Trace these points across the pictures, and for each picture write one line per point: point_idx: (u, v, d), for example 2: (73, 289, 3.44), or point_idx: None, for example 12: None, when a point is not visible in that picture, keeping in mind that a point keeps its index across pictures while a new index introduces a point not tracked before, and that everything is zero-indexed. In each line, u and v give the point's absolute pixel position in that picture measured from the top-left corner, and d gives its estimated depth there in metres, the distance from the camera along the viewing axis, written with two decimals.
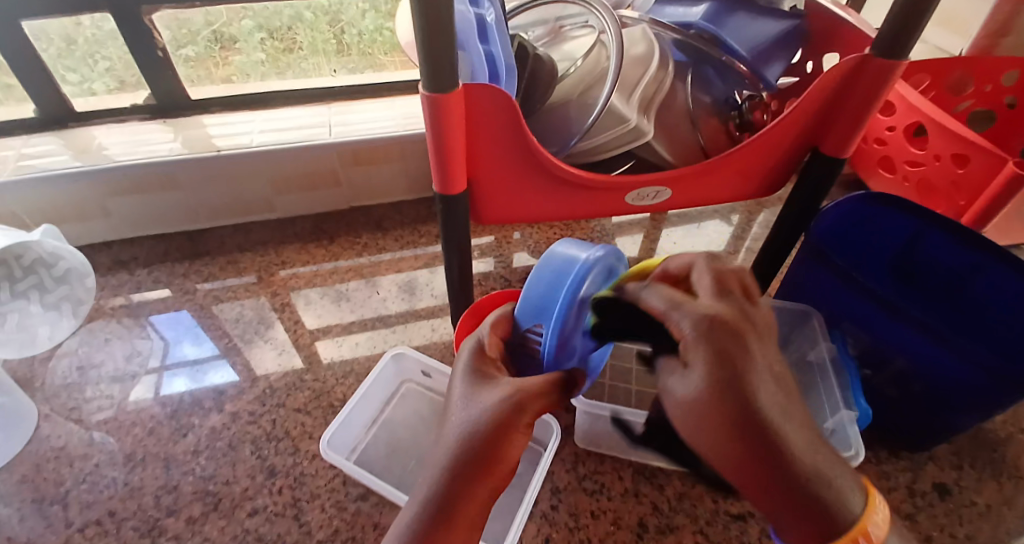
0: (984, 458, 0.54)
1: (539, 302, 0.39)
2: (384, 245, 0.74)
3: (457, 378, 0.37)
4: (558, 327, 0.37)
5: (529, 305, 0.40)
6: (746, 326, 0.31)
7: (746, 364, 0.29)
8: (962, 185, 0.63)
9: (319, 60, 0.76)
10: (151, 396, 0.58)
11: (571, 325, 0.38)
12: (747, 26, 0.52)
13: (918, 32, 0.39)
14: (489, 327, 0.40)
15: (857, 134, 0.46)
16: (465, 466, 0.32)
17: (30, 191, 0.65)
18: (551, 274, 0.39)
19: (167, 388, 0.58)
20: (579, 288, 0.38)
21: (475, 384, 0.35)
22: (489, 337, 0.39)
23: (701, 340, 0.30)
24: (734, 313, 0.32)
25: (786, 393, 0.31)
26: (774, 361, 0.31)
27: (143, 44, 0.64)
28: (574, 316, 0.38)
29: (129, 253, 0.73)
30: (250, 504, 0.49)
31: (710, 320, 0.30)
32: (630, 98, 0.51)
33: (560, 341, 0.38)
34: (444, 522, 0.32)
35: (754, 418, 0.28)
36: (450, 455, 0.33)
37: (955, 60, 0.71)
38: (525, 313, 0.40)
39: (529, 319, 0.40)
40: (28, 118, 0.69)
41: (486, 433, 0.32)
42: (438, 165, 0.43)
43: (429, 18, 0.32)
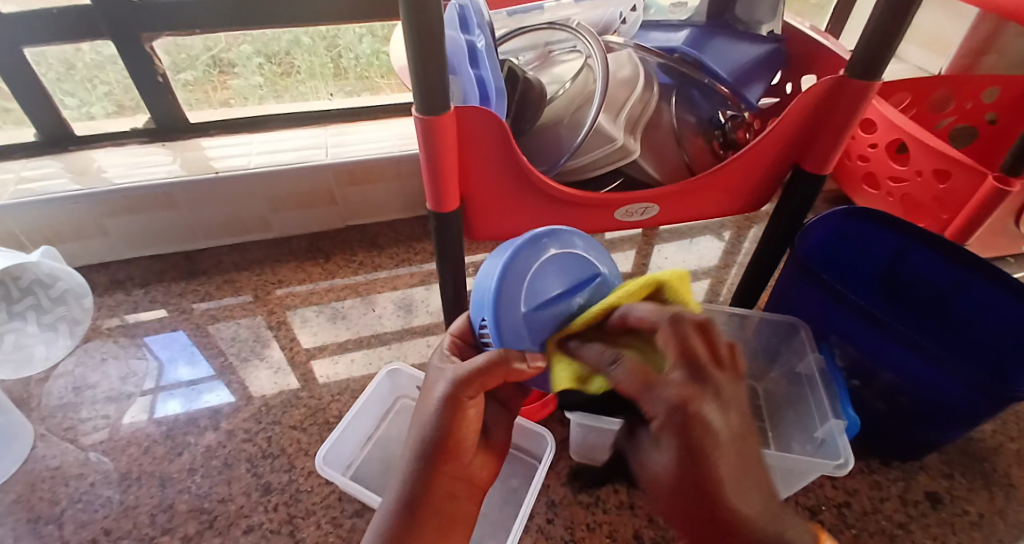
0: (974, 466, 0.54)
1: (479, 297, 0.39)
2: (380, 263, 0.75)
3: (425, 376, 0.40)
4: (493, 312, 0.37)
5: (474, 303, 0.40)
6: (716, 406, 0.28)
7: (722, 467, 0.26)
8: (946, 200, 0.64)
9: (317, 83, 0.78)
10: (145, 416, 0.58)
11: (505, 305, 0.37)
12: (727, 50, 0.56)
13: (897, 44, 0.40)
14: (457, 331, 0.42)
15: (835, 151, 0.48)
16: (423, 456, 0.35)
17: (31, 212, 0.66)
18: (487, 270, 0.40)
19: (161, 410, 0.58)
20: (503, 270, 0.38)
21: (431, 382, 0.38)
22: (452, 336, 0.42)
23: (671, 429, 0.27)
24: (703, 388, 0.28)
25: (761, 469, 0.28)
26: (748, 441, 0.28)
27: (145, 69, 0.66)
28: (508, 295, 0.37)
29: (127, 273, 0.73)
30: (245, 522, 0.49)
31: (679, 410, 0.28)
32: (617, 117, 0.52)
33: (498, 324, 0.37)
34: (413, 507, 0.35)
35: (712, 505, 0.26)
36: (414, 443, 0.36)
37: (937, 79, 0.73)
38: (473, 312, 0.40)
39: (477, 317, 0.40)
40: (30, 141, 0.70)
41: (437, 419, 0.35)
42: (432, 183, 0.44)
43: (421, 29, 0.33)
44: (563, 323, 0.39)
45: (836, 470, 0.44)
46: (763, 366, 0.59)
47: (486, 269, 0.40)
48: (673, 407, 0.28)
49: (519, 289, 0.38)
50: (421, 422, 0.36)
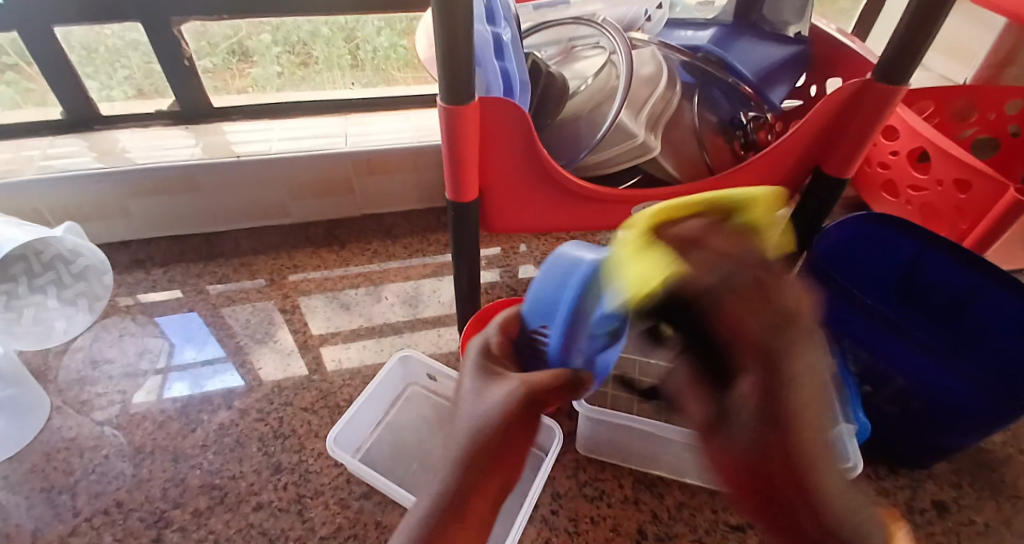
0: (984, 477, 0.54)
1: (547, 301, 0.41)
2: (393, 253, 0.75)
3: (465, 378, 0.36)
4: (568, 318, 0.39)
5: (538, 304, 0.42)
6: (806, 356, 0.26)
7: (815, 440, 0.25)
8: (966, 210, 0.64)
9: (335, 74, 0.78)
10: (153, 398, 0.58)
11: (578, 325, 0.39)
12: (752, 50, 0.56)
13: (929, 38, 0.39)
14: (497, 325, 0.42)
15: (858, 156, 0.48)
16: (479, 455, 0.31)
17: (55, 190, 0.67)
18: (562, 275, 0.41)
19: (169, 392, 0.59)
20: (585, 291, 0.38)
21: (483, 386, 0.35)
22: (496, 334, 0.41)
23: (761, 345, 0.26)
24: (796, 315, 0.27)
25: (833, 444, 0.26)
26: (830, 421, 0.28)
27: (172, 52, 0.67)
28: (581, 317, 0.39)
29: (146, 252, 0.74)
30: (255, 499, 0.50)
31: (771, 362, 0.26)
32: (639, 114, 0.52)
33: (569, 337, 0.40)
34: (454, 516, 0.30)
35: (785, 435, 0.25)
36: (464, 443, 0.32)
37: (961, 89, 0.73)
38: (534, 312, 0.42)
39: (538, 318, 0.42)
40: (56, 119, 0.71)
41: (502, 420, 0.32)
42: (453, 174, 0.45)
43: (450, 19, 0.34)
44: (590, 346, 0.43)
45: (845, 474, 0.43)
46: None
47: (555, 273, 0.42)
48: (753, 349, 0.26)
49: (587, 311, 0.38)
50: (478, 427, 0.32)
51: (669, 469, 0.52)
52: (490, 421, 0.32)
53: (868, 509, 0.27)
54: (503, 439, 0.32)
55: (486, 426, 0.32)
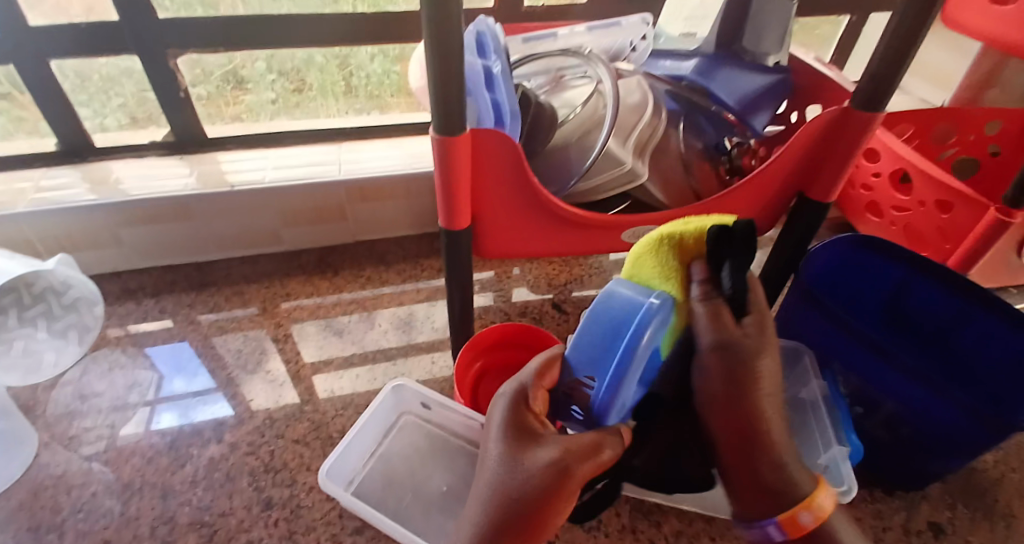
0: (978, 498, 0.54)
1: (596, 347, 0.36)
2: (386, 278, 0.76)
3: (490, 440, 0.35)
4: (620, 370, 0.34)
5: (585, 350, 0.36)
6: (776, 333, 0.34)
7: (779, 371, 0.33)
8: (949, 231, 0.65)
9: (327, 101, 0.79)
10: (141, 431, 0.58)
11: (627, 384, 0.35)
12: (735, 77, 0.55)
13: (909, 59, 0.40)
14: (533, 372, 0.37)
15: (841, 179, 0.49)
16: (505, 525, 0.32)
17: (47, 221, 0.67)
18: (613, 320, 0.35)
19: (156, 424, 0.58)
20: (638, 352, 0.34)
21: (512, 451, 0.34)
22: (534, 391, 0.37)
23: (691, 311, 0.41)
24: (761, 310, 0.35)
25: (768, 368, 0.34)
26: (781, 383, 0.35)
27: (167, 84, 0.68)
28: (630, 376, 0.34)
29: (138, 282, 0.74)
30: (245, 536, 0.49)
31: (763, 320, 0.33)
32: (626, 142, 0.54)
33: (613, 403, 0.35)
34: None
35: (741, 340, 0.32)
36: (492, 511, 0.32)
37: (939, 112, 0.75)
38: (579, 360, 0.37)
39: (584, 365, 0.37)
40: (50, 151, 0.72)
41: (533, 495, 0.31)
42: (444, 201, 0.45)
43: (442, 50, 0.34)
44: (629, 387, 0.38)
45: (841, 497, 0.46)
46: None
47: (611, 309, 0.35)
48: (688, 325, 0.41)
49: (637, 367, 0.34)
50: (504, 490, 0.32)
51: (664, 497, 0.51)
52: (517, 486, 0.32)
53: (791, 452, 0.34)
54: (532, 499, 0.31)
55: (509, 489, 0.32)
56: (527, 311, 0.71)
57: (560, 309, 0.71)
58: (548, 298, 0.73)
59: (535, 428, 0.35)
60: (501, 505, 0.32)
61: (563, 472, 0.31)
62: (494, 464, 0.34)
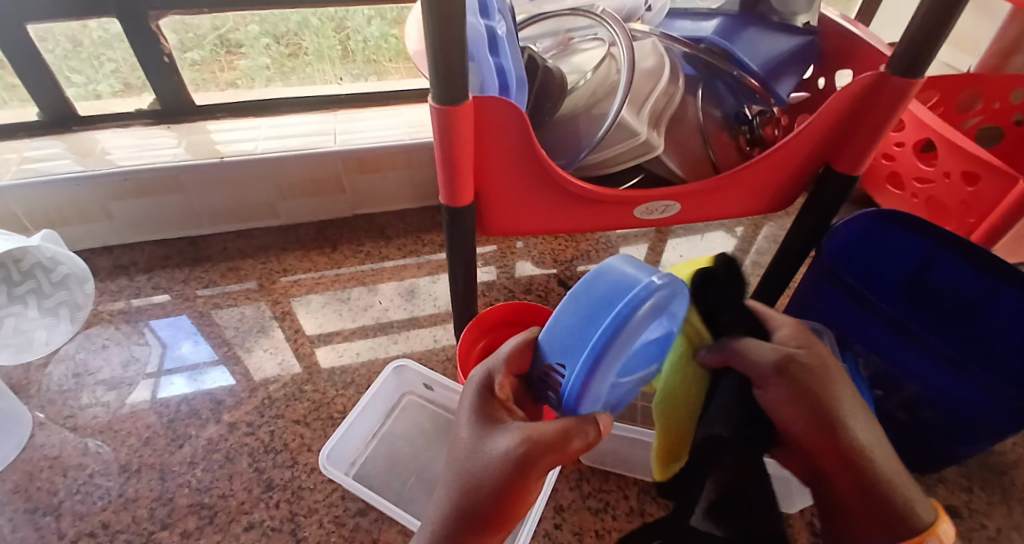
0: (994, 480, 0.53)
1: (564, 334, 0.34)
2: (387, 254, 0.73)
3: (456, 429, 0.35)
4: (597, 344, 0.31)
5: (562, 334, 0.34)
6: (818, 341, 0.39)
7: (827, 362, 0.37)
8: (973, 204, 0.62)
9: (324, 66, 0.75)
10: (147, 398, 0.57)
11: (598, 375, 0.31)
12: (760, 41, 0.53)
13: (958, 13, 0.36)
14: (502, 359, 0.37)
15: (870, 151, 0.46)
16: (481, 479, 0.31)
17: (32, 194, 0.64)
18: (601, 299, 0.33)
19: (165, 390, 0.58)
20: (622, 331, 0.30)
21: (472, 442, 0.33)
22: (500, 376, 0.36)
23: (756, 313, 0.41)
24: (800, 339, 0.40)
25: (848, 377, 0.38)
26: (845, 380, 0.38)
27: (152, 48, 0.64)
28: (608, 364, 0.31)
29: (129, 257, 0.72)
30: (246, 518, 0.48)
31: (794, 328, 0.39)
32: (640, 112, 0.50)
33: (592, 389, 0.32)
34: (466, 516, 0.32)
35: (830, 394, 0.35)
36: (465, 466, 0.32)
37: (965, 78, 0.71)
38: (551, 345, 0.35)
39: (557, 352, 0.34)
40: (33, 120, 0.68)
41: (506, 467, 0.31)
42: (446, 175, 0.42)
43: (444, 8, 0.31)
44: (601, 387, 0.33)
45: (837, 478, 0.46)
46: None
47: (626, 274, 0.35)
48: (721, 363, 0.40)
49: (620, 355, 0.31)
50: (468, 478, 0.32)
51: None
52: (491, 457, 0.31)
53: (888, 456, 0.36)
54: (500, 481, 0.31)
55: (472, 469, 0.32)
56: (532, 287, 0.69)
57: (567, 286, 0.69)
58: (553, 274, 0.70)
59: (498, 416, 0.34)
60: (466, 490, 0.32)
61: (523, 463, 0.31)
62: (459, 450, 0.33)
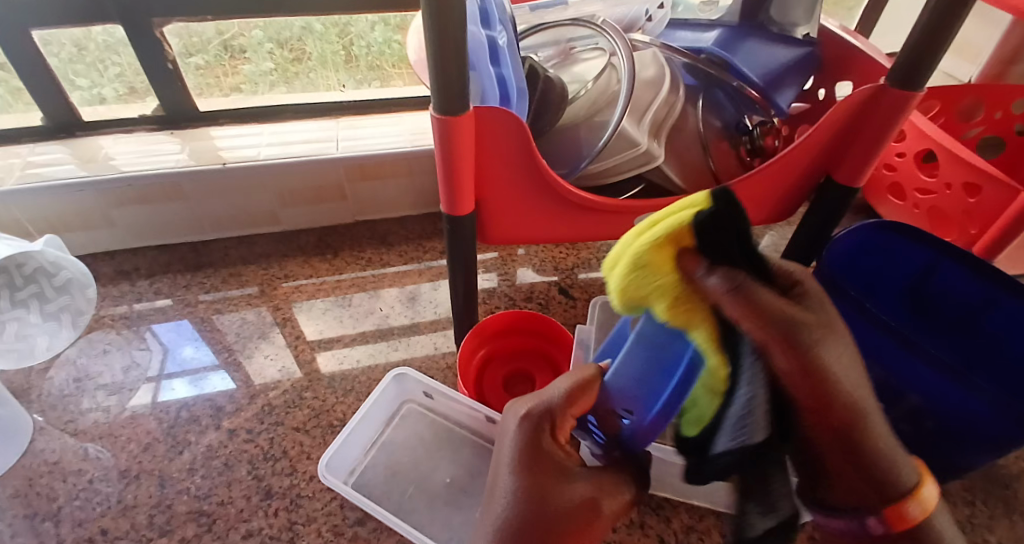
0: (996, 493, 0.53)
1: (634, 390, 0.37)
2: (387, 260, 0.73)
3: (502, 466, 0.34)
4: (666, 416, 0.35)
5: (631, 390, 0.37)
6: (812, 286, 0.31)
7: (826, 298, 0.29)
8: (975, 214, 0.62)
9: (328, 72, 0.76)
10: (150, 403, 0.58)
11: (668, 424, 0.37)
12: (759, 51, 0.53)
13: (955, 25, 0.36)
14: (562, 395, 0.35)
15: (870, 163, 0.46)
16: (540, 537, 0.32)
17: (36, 200, 0.65)
18: (663, 348, 0.35)
19: (166, 394, 0.58)
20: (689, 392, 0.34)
21: (532, 491, 0.33)
22: (561, 416, 0.35)
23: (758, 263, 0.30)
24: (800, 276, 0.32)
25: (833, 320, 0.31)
26: None
27: (155, 55, 0.64)
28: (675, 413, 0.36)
29: (131, 263, 0.72)
30: (244, 526, 0.48)
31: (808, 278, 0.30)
32: (642, 121, 0.51)
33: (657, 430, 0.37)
34: None
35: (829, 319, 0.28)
36: (520, 518, 0.32)
37: (965, 87, 0.71)
38: (620, 396, 0.37)
39: (625, 403, 0.38)
40: (37, 126, 0.69)
41: (573, 522, 0.33)
42: (447, 185, 0.42)
43: (441, 10, 0.31)
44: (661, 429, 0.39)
45: None
46: None
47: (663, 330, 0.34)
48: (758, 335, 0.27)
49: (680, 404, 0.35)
50: (526, 529, 0.32)
51: (674, 490, 0.50)
52: (557, 509, 0.32)
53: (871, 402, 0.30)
54: (561, 529, 0.32)
55: (531, 524, 0.32)
56: (533, 295, 0.69)
57: (567, 294, 0.69)
58: (555, 282, 0.70)
59: (556, 465, 0.34)
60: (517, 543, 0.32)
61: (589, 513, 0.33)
62: (509, 499, 0.33)
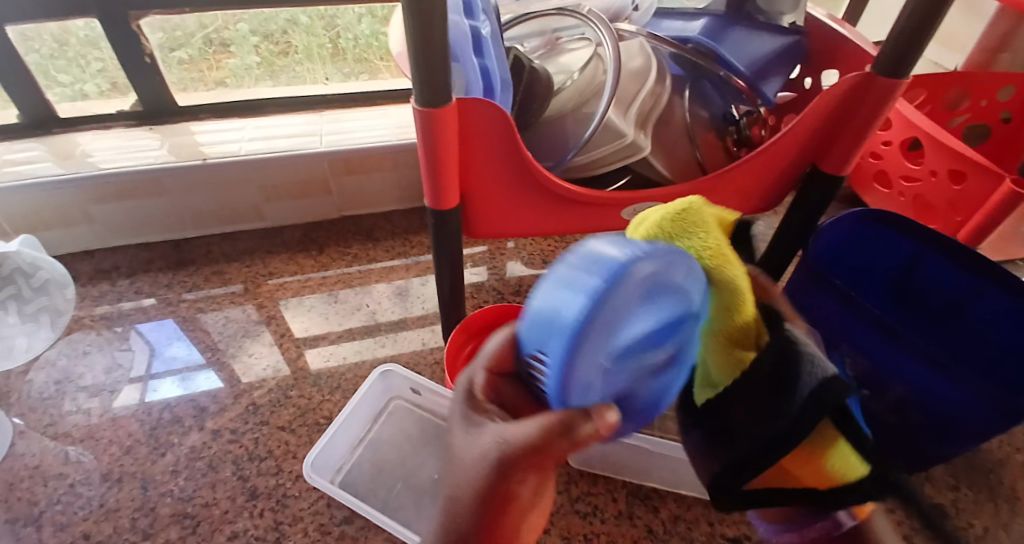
0: (981, 479, 0.53)
1: (536, 323, 0.25)
2: (374, 256, 0.72)
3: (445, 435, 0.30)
4: (569, 350, 0.23)
5: (532, 325, 0.26)
6: None
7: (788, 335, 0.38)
8: (959, 203, 0.62)
9: (313, 65, 0.75)
10: (132, 404, 0.57)
11: (582, 363, 0.24)
12: (745, 40, 0.52)
13: (941, 14, 0.35)
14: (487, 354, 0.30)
15: (857, 151, 0.46)
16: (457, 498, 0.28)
17: (11, 199, 0.63)
18: (578, 264, 0.24)
19: (154, 393, 0.57)
20: (595, 315, 0.23)
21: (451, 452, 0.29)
22: (482, 376, 0.30)
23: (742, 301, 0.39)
24: None
25: None
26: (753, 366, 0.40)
27: (132, 49, 0.63)
28: (589, 345, 0.24)
29: (112, 262, 0.71)
30: (229, 528, 0.48)
31: None
32: (628, 112, 0.50)
33: (565, 383, 0.24)
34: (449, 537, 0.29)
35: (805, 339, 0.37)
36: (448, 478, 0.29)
37: (952, 76, 0.71)
38: (526, 337, 0.26)
39: (531, 345, 0.26)
40: (12, 122, 0.67)
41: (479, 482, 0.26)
42: (431, 179, 0.42)
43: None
44: (596, 379, 0.25)
45: None
46: None
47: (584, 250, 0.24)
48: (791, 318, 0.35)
49: (604, 335, 0.24)
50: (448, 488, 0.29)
51: (663, 481, 0.50)
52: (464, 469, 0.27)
53: None
54: (469, 490, 0.27)
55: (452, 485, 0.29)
56: (521, 289, 0.68)
57: None
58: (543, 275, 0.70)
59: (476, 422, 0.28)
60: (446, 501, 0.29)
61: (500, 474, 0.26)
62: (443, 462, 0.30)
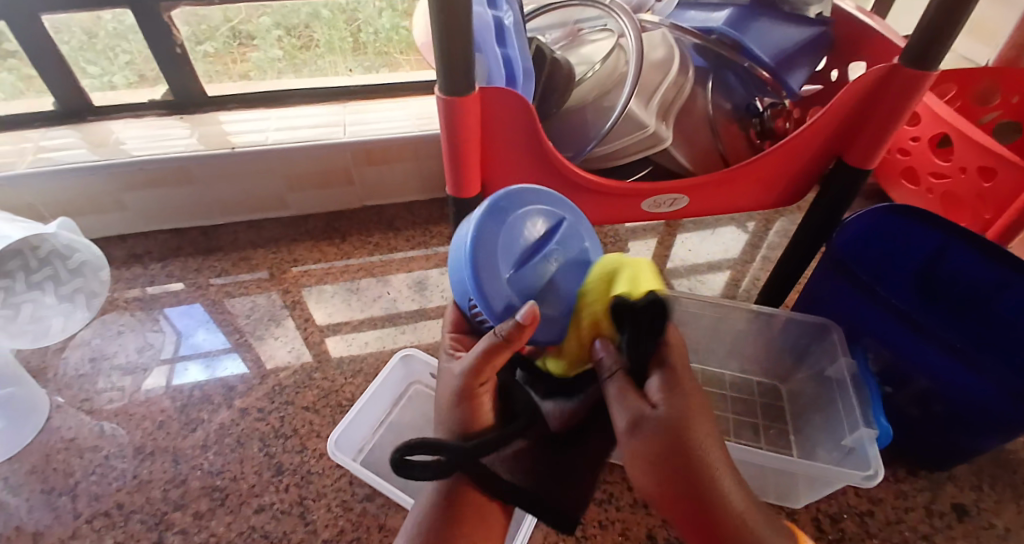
0: (1005, 478, 0.52)
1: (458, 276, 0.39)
2: (395, 245, 0.73)
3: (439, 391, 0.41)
4: (475, 269, 0.36)
5: (456, 284, 0.39)
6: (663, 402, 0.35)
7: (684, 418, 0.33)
8: (989, 198, 0.61)
9: (336, 58, 0.76)
10: (163, 384, 0.58)
11: (489, 280, 0.36)
12: (770, 31, 0.51)
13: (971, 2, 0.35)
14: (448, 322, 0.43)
15: (882, 145, 0.45)
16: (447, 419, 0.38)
17: (48, 184, 0.65)
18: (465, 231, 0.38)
19: (179, 377, 0.59)
20: (479, 248, 0.36)
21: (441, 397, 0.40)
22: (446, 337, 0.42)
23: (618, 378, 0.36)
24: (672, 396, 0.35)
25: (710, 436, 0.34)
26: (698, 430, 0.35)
27: (163, 40, 0.65)
28: (486, 265, 0.36)
29: (144, 246, 0.73)
30: (256, 501, 0.49)
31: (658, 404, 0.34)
32: (650, 103, 0.50)
33: (486, 297, 0.37)
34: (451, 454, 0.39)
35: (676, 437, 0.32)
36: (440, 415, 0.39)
37: (982, 70, 0.69)
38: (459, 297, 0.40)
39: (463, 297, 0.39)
40: (49, 110, 0.69)
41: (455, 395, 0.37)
42: (452, 168, 0.42)
43: None
44: (506, 290, 0.37)
45: (864, 481, 0.42)
46: (791, 364, 0.58)
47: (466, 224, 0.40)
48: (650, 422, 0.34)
49: (497, 255, 0.37)
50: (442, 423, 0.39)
51: None
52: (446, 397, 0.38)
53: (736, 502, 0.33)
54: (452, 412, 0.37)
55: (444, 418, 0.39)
56: None
57: None
58: None
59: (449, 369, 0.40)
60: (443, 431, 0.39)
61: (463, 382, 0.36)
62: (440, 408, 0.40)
